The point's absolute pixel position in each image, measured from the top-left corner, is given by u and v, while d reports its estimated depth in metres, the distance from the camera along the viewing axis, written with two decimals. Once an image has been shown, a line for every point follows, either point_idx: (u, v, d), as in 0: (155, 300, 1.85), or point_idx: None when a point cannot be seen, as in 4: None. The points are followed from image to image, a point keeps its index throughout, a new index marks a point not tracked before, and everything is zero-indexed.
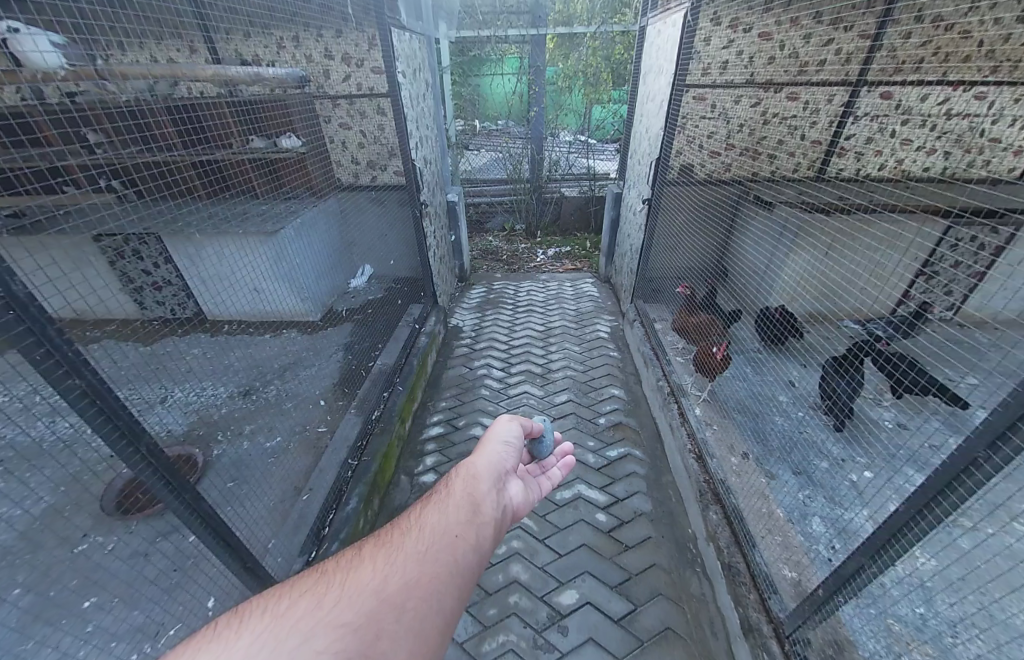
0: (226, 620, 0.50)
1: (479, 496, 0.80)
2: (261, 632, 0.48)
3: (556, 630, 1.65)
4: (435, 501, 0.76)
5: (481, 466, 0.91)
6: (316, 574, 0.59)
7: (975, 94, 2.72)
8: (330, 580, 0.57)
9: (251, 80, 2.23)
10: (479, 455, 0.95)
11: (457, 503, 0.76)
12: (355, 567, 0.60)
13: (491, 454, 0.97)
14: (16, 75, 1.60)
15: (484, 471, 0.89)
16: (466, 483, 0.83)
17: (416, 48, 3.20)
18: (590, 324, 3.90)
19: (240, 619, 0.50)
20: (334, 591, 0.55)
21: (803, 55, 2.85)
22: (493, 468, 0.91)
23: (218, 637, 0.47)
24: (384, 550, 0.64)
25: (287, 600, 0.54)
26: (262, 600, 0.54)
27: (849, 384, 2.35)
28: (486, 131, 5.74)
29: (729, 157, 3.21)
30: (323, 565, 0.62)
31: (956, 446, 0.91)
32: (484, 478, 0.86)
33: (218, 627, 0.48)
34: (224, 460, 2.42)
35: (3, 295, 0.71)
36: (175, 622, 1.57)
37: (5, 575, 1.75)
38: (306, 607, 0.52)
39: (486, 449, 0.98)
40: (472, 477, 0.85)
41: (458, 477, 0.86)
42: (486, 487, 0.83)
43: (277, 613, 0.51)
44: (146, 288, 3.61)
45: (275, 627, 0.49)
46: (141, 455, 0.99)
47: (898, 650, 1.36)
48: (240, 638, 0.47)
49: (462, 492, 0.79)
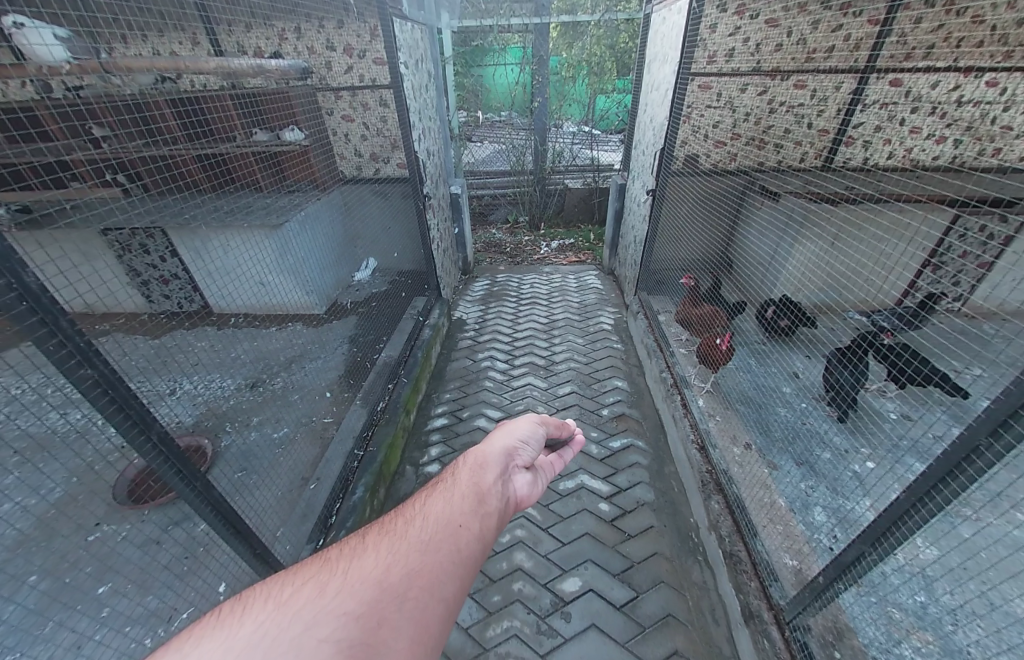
0: (228, 608, 0.49)
1: (484, 486, 0.80)
2: (262, 620, 0.47)
3: (558, 616, 1.68)
4: (439, 490, 0.75)
5: (488, 456, 0.89)
6: (319, 560, 0.58)
7: (987, 81, 2.68)
8: (333, 567, 0.56)
9: (254, 73, 2.21)
10: (486, 443, 0.94)
11: (462, 494, 0.75)
12: (359, 553, 0.59)
13: (501, 442, 0.95)
14: (24, 70, 1.62)
15: (492, 460, 0.88)
16: (471, 473, 0.82)
17: (419, 38, 3.18)
18: (593, 316, 3.90)
19: (241, 606, 0.49)
20: (336, 580, 0.54)
21: (811, 42, 2.81)
22: (501, 457, 0.90)
23: (219, 627, 0.46)
24: (386, 538, 0.63)
25: (289, 587, 0.53)
26: (265, 587, 0.53)
27: (853, 375, 2.36)
28: (489, 122, 5.72)
29: (735, 147, 3.29)
30: (326, 551, 0.61)
31: (957, 435, 0.91)
32: (490, 468, 0.86)
33: (221, 613, 0.47)
34: (233, 450, 2.47)
35: (16, 286, 0.72)
36: (188, 606, 1.61)
37: (23, 559, 1.80)
38: (308, 595, 0.51)
39: (495, 437, 0.97)
40: (477, 467, 0.84)
41: (463, 467, 0.85)
42: (492, 478, 0.83)
43: (280, 600, 0.50)
44: (154, 281, 3.66)
45: (279, 614, 0.48)
46: (153, 442, 1.01)
47: (896, 637, 1.38)
48: (243, 626, 0.46)
49: (466, 482, 0.79)
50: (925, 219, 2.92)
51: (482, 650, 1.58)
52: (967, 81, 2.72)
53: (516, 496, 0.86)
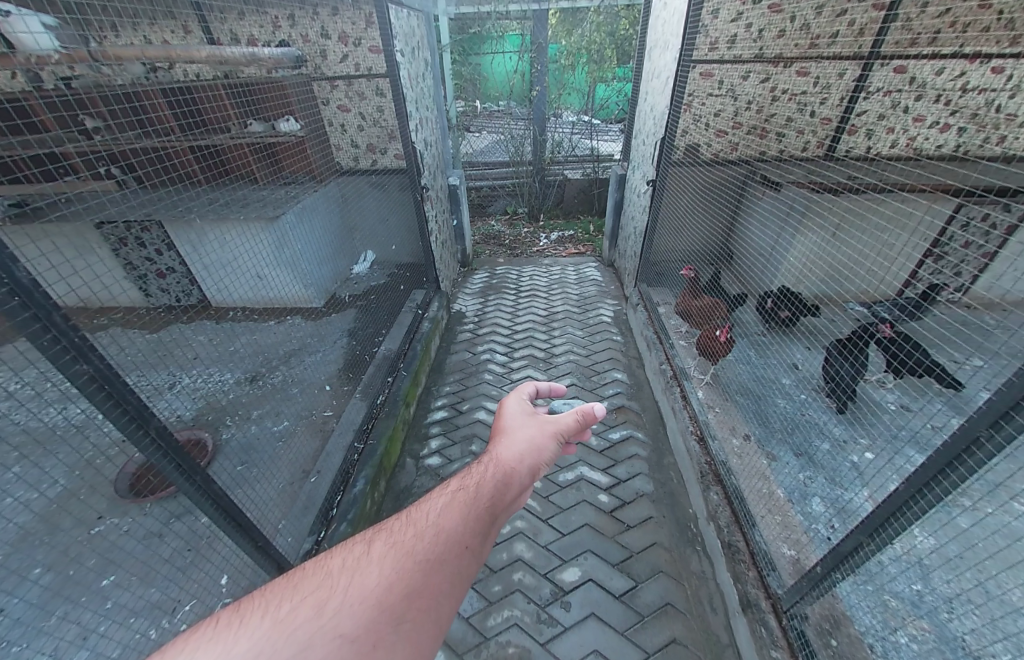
0: (227, 619, 0.49)
1: (505, 501, 0.78)
2: (258, 638, 0.46)
3: (558, 605, 1.70)
4: (458, 498, 0.73)
5: (514, 458, 0.88)
6: (321, 572, 0.57)
7: (992, 68, 2.60)
8: (334, 582, 0.56)
9: (248, 62, 2.14)
10: (515, 447, 0.91)
11: (480, 505, 0.74)
12: (363, 566, 0.58)
13: (527, 450, 0.92)
14: (12, 60, 1.58)
15: (519, 472, 0.85)
16: (494, 482, 0.80)
17: (415, 25, 3.12)
18: (593, 308, 3.89)
19: (239, 618, 0.49)
20: (336, 598, 0.53)
21: (814, 28, 2.73)
22: (526, 468, 0.88)
23: (216, 641, 0.46)
24: (393, 549, 0.61)
25: (288, 603, 0.52)
26: (265, 598, 0.53)
27: (853, 368, 2.34)
28: (487, 111, 5.66)
29: (737, 137, 3.16)
30: (329, 558, 0.60)
31: (958, 425, 0.90)
32: (515, 480, 0.83)
33: (219, 627, 0.48)
34: (233, 444, 2.47)
35: (7, 281, 0.70)
36: (190, 599, 1.63)
37: (26, 554, 1.82)
38: (306, 615, 0.50)
39: (526, 438, 0.95)
40: (503, 476, 0.82)
41: (489, 470, 0.83)
42: (513, 494, 0.81)
43: (276, 619, 0.50)
44: (150, 275, 3.65)
45: (275, 635, 0.47)
46: (151, 437, 1.00)
47: (892, 625, 1.40)
48: (238, 644, 0.45)
49: (487, 492, 0.77)
50: (927, 209, 2.91)
51: (482, 640, 1.60)
52: (973, 68, 2.65)
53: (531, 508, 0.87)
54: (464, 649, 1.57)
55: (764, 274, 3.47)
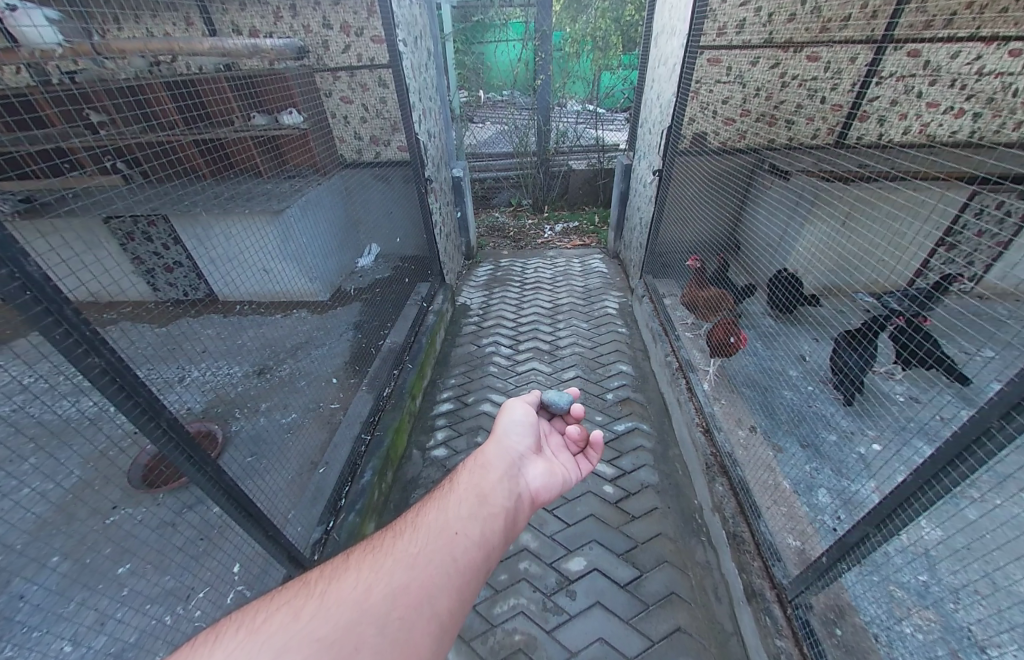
0: (206, 636, 0.55)
1: (487, 487, 0.89)
2: (233, 648, 0.52)
3: (564, 594, 1.72)
4: (437, 498, 0.84)
5: (492, 455, 1.00)
6: (297, 585, 0.64)
7: (1009, 51, 2.58)
8: (308, 592, 0.62)
9: (249, 53, 2.09)
10: (490, 444, 1.04)
11: (459, 503, 0.83)
12: (337, 577, 0.65)
13: (501, 442, 1.05)
14: (15, 55, 1.59)
15: (495, 468, 0.95)
16: (471, 478, 0.91)
17: (417, 13, 3.08)
18: (598, 300, 3.87)
19: (213, 638, 0.55)
20: (312, 605, 0.60)
21: (825, 11, 2.69)
22: (504, 456, 1.00)
23: (194, 653, 0.52)
24: (371, 560, 0.69)
25: (262, 614, 0.59)
26: (241, 615, 0.59)
27: (861, 359, 2.31)
28: (491, 101, 5.57)
29: (744, 125, 3.13)
30: (307, 575, 0.67)
31: (968, 416, 0.89)
32: (493, 468, 0.95)
33: (197, 644, 0.54)
34: (242, 435, 2.51)
35: (19, 276, 0.71)
36: (203, 586, 1.66)
37: (44, 542, 1.87)
38: (281, 621, 0.56)
39: (501, 440, 1.06)
40: (479, 469, 0.94)
41: (467, 469, 0.95)
42: (494, 478, 0.92)
43: (252, 628, 0.56)
44: (158, 269, 3.70)
45: (249, 640, 0.54)
46: (163, 428, 1.01)
47: (898, 615, 1.42)
48: (213, 654, 0.51)
49: (467, 487, 0.87)
50: (942, 197, 2.88)
51: (489, 627, 1.62)
52: (989, 52, 2.62)
53: (523, 493, 0.95)
54: (470, 636, 1.60)
55: (772, 264, 3.44)
